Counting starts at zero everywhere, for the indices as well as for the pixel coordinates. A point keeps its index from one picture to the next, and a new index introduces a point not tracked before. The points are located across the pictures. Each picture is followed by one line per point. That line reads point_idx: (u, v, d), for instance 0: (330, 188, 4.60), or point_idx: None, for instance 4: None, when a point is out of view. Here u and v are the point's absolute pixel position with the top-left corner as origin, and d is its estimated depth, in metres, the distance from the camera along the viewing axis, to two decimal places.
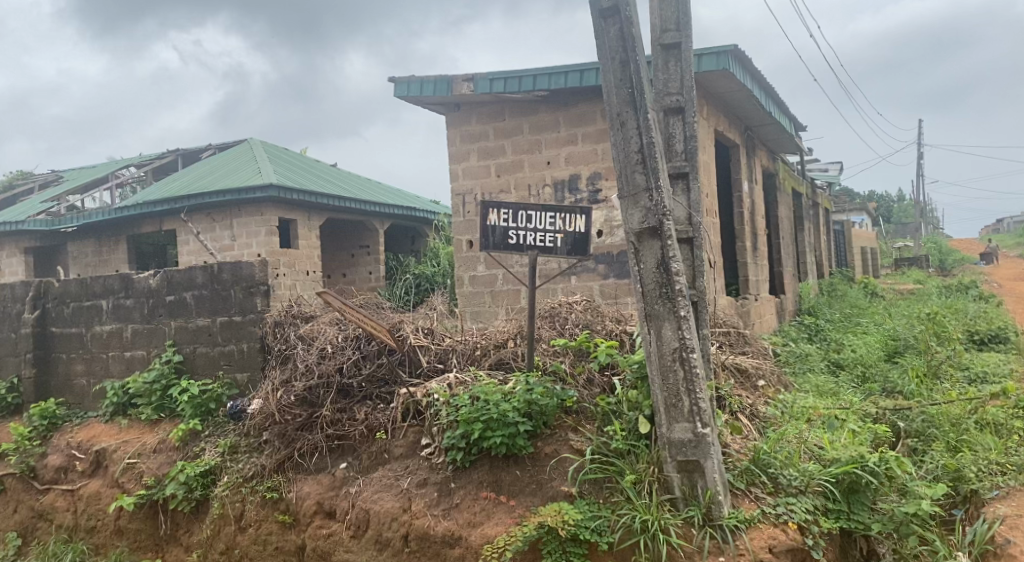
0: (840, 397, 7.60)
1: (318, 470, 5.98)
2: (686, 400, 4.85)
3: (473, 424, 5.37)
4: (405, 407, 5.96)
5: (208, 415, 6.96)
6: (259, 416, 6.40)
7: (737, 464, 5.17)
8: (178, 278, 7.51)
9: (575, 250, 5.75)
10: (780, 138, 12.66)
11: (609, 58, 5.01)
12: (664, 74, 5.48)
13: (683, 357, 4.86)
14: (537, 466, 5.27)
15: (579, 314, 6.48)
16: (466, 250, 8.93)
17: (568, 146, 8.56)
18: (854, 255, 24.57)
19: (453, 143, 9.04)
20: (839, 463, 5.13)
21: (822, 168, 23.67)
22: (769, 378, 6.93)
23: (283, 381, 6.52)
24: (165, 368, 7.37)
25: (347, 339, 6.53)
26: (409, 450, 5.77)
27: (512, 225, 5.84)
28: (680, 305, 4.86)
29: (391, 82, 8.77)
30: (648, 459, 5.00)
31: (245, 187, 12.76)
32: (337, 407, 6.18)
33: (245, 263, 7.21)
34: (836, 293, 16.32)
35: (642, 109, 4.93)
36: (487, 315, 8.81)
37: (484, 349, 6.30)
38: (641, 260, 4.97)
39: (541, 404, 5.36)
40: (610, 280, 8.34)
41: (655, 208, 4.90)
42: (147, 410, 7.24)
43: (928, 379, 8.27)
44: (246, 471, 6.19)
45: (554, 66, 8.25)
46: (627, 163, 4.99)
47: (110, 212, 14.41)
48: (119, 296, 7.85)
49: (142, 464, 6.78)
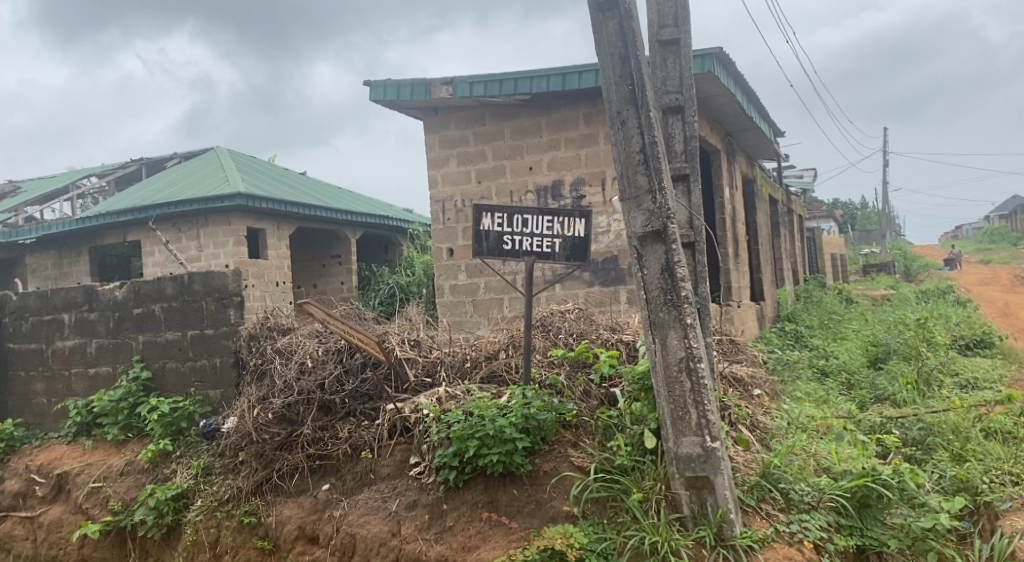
0: (833, 406, 7.41)
1: (299, 493, 5.63)
2: (694, 413, 4.58)
3: (467, 441, 5.06)
4: (391, 425, 5.64)
5: (179, 435, 6.56)
6: (234, 435, 6.02)
7: (746, 479, 4.94)
8: (146, 290, 7.11)
9: (574, 255, 5.47)
10: (759, 144, 12.56)
11: (607, 54, 4.75)
12: (662, 72, 5.25)
13: (691, 368, 4.59)
14: (536, 485, 4.98)
15: (572, 323, 6.23)
16: (446, 258, 8.64)
17: (551, 151, 8.32)
18: (825, 260, 24.68)
19: (432, 148, 8.74)
20: (849, 476, 4.97)
21: (797, 175, 23.72)
22: (764, 386, 6.73)
23: (260, 398, 6.12)
24: (132, 385, 6.94)
25: (329, 352, 6.18)
26: (396, 470, 5.43)
27: (507, 230, 5.57)
28: (686, 313, 4.62)
29: (367, 85, 8.46)
30: (654, 476, 4.75)
31: (213, 196, 12.30)
32: (319, 425, 5.82)
33: (217, 272, 6.84)
34: (812, 299, 16.24)
35: (644, 106, 4.68)
36: (470, 325, 8.51)
37: (474, 360, 6.03)
38: (644, 265, 4.72)
39: (539, 419, 5.09)
40: (596, 287, 8.12)
41: (658, 210, 4.65)
42: (113, 430, 6.80)
43: (919, 385, 8.13)
44: (221, 494, 5.82)
45: (535, 69, 7.99)
46: (628, 163, 4.73)
47: (72, 224, 13.86)
48: (82, 309, 7.41)
49: (108, 488, 6.35)
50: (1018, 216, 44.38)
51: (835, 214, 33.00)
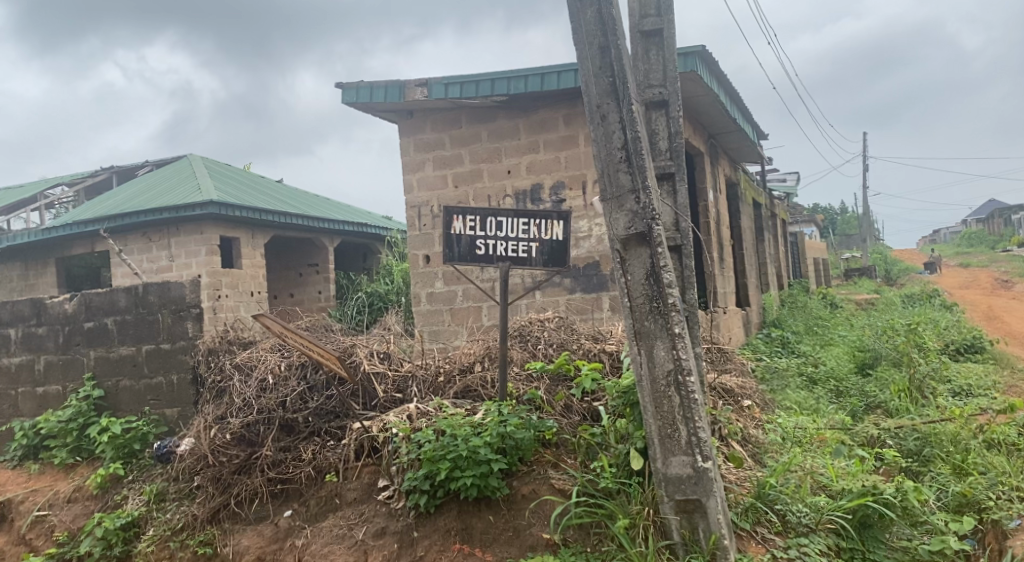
0: (825, 417, 7.10)
1: (258, 520, 5.21)
2: (684, 430, 4.22)
3: (438, 463, 4.67)
4: (358, 445, 5.23)
5: (131, 458, 6.13)
6: (190, 458, 5.58)
7: (740, 501, 4.59)
8: (98, 302, 6.66)
9: (553, 260, 5.11)
10: (742, 147, 12.28)
11: (586, 44, 4.42)
12: (644, 64, 4.90)
13: (680, 382, 4.23)
14: (513, 510, 4.60)
15: (552, 333, 5.87)
16: (422, 265, 8.24)
17: (529, 154, 7.97)
18: (808, 265, 24.45)
19: (406, 152, 8.37)
20: (849, 495, 4.61)
21: (780, 179, 23.54)
22: (754, 397, 6.40)
23: (217, 417, 5.69)
24: (82, 404, 6.50)
25: (292, 367, 5.77)
26: (364, 494, 5.03)
27: (480, 233, 5.21)
28: (674, 322, 4.26)
29: (338, 87, 8.08)
30: (641, 499, 4.36)
31: (184, 204, 11.83)
32: (280, 446, 5.41)
33: (174, 283, 6.42)
34: (797, 304, 15.95)
35: (625, 99, 4.34)
36: (447, 335, 8.12)
37: (447, 374, 5.65)
38: (628, 270, 4.36)
39: (516, 438, 4.71)
40: (577, 294, 7.75)
41: (643, 210, 4.30)
42: (61, 453, 6.34)
43: (912, 392, 7.82)
44: (175, 522, 5.39)
45: (512, 69, 7.64)
46: (609, 161, 4.38)
47: (38, 234, 13.35)
48: (30, 324, 6.94)
49: (53, 517, 5.87)
50: (996, 220, 44.59)
51: (816, 218, 32.97)
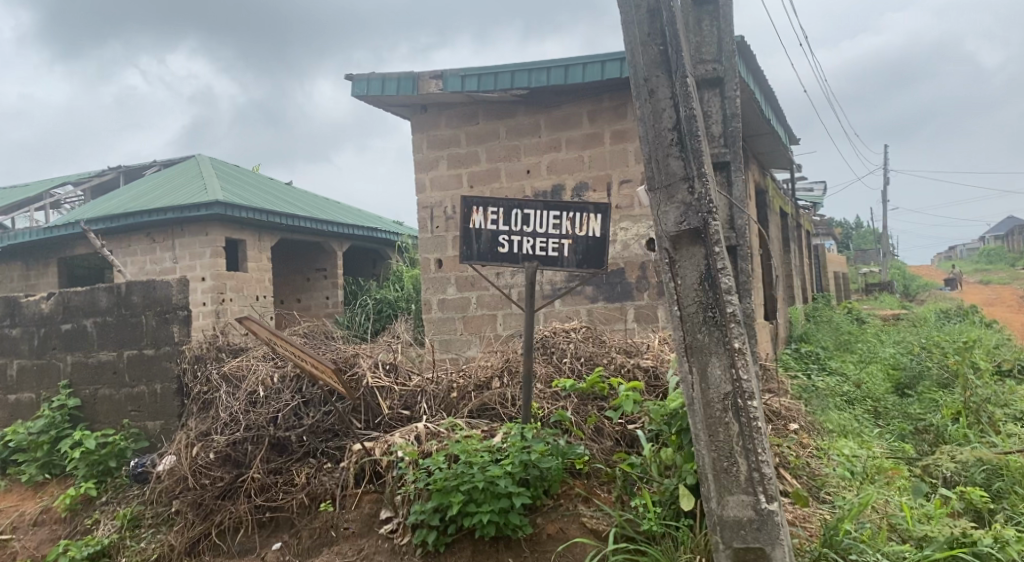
0: (876, 443, 6.38)
1: (243, 553, 4.54)
2: (743, 465, 3.53)
3: (450, 495, 3.99)
4: (359, 470, 4.55)
5: (106, 477, 5.51)
6: (169, 480, 4.95)
7: (806, 550, 3.87)
8: (76, 302, 6.05)
9: (587, 261, 4.45)
10: (773, 152, 11.59)
11: (634, 7, 3.77)
12: (696, 37, 4.24)
13: (739, 406, 3.55)
14: (537, 553, 3.92)
15: (580, 346, 5.20)
16: (433, 270, 7.60)
17: (551, 152, 7.31)
18: (829, 280, 23.61)
19: (419, 149, 7.73)
20: (935, 544, 3.94)
21: (808, 189, 22.70)
22: (801, 421, 5.69)
23: (201, 435, 5.06)
24: (56, 415, 5.88)
25: (285, 381, 5.14)
26: (363, 526, 4.35)
27: (504, 228, 4.56)
28: (733, 335, 3.57)
29: (348, 79, 7.46)
30: (691, 546, 3.67)
31: (187, 204, 11.21)
32: (270, 469, 4.76)
33: (159, 282, 5.79)
34: (822, 318, 15.20)
35: (678, 70, 3.68)
36: (459, 345, 7.47)
37: (461, 391, 4.98)
38: (677, 274, 3.69)
39: (541, 468, 4.05)
40: (600, 304, 7.08)
41: (697, 203, 3.63)
42: (30, 469, 5.71)
43: (967, 416, 7.08)
44: (149, 552, 4.74)
45: (534, 61, 7.00)
46: (658, 144, 3.72)
47: (38, 233, 12.80)
48: (3, 326, 6.34)
49: (16, 542, 5.22)
50: (1017, 236, 43.61)
51: (836, 232, 32.19)
